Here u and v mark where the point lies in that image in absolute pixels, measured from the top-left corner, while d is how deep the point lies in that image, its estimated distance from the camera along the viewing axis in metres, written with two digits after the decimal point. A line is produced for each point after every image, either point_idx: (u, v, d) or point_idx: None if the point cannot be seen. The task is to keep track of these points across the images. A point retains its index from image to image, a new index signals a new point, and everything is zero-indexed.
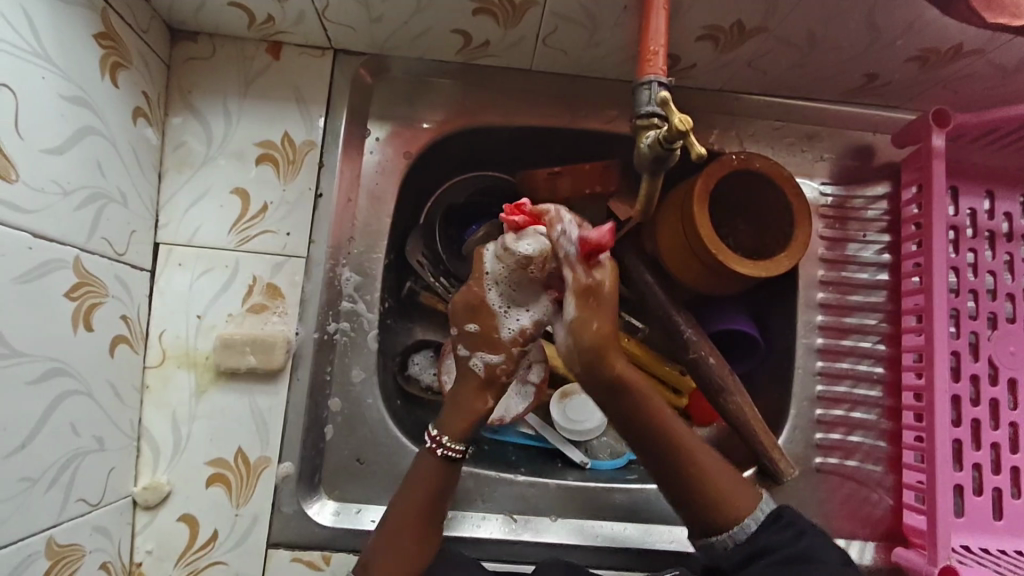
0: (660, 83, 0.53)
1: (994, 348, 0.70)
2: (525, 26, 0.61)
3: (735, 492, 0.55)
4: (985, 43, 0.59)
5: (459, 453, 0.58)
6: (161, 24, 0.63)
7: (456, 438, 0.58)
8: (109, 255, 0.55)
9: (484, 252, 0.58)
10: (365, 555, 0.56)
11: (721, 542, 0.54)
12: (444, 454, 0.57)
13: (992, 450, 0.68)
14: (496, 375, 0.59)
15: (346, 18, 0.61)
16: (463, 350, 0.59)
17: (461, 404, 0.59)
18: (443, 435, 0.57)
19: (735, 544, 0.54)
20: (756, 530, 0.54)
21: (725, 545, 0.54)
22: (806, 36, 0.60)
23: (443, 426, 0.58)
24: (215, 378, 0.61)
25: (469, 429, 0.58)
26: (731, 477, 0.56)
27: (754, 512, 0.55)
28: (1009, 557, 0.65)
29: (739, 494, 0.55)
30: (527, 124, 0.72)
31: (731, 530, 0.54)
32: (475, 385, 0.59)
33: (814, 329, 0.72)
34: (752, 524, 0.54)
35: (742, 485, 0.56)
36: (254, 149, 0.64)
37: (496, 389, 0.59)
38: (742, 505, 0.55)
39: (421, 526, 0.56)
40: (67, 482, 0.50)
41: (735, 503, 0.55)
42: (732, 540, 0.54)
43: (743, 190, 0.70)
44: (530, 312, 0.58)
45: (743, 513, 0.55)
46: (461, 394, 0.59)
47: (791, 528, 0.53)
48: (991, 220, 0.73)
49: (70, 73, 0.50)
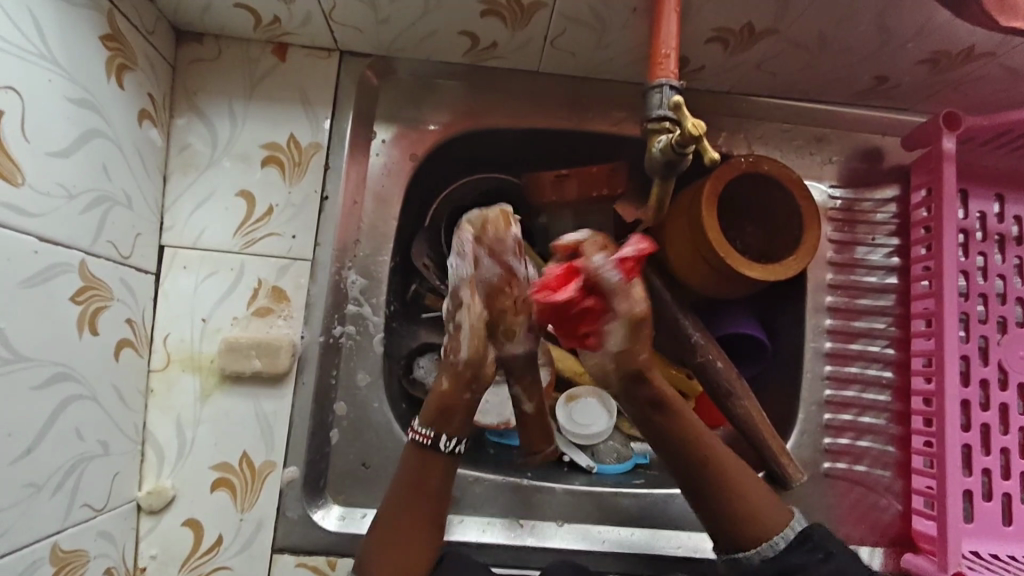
0: (672, 87, 0.52)
1: (1004, 352, 0.69)
2: (533, 28, 0.61)
3: (766, 509, 0.55)
4: (997, 46, 0.59)
5: (428, 439, 0.56)
6: (166, 25, 0.62)
7: (426, 422, 0.56)
8: (114, 258, 0.55)
9: None
10: (362, 552, 0.55)
11: (746, 558, 0.54)
12: (412, 438, 0.56)
13: (1001, 455, 0.67)
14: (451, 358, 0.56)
15: (353, 19, 0.61)
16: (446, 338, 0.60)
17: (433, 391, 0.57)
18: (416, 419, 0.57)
19: (761, 560, 0.53)
20: (783, 548, 0.53)
21: (750, 560, 0.54)
22: (816, 39, 0.60)
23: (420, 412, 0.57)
24: (220, 382, 0.61)
25: (434, 414, 0.56)
26: (763, 492, 0.56)
27: (783, 530, 0.54)
28: (1019, 564, 0.64)
29: (770, 510, 0.55)
30: (533, 126, 0.71)
31: (758, 545, 0.54)
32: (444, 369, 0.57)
33: (823, 333, 0.71)
34: (781, 541, 0.54)
35: (772, 501, 0.56)
36: (259, 150, 0.64)
37: (455, 374, 0.56)
38: (771, 521, 0.54)
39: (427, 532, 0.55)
40: (72, 487, 0.50)
41: (765, 518, 0.54)
42: (759, 556, 0.53)
43: (752, 193, 0.69)
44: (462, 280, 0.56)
45: (773, 530, 0.54)
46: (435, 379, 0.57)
47: (818, 551, 0.52)
48: (1000, 223, 0.72)
49: (76, 75, 0.50)
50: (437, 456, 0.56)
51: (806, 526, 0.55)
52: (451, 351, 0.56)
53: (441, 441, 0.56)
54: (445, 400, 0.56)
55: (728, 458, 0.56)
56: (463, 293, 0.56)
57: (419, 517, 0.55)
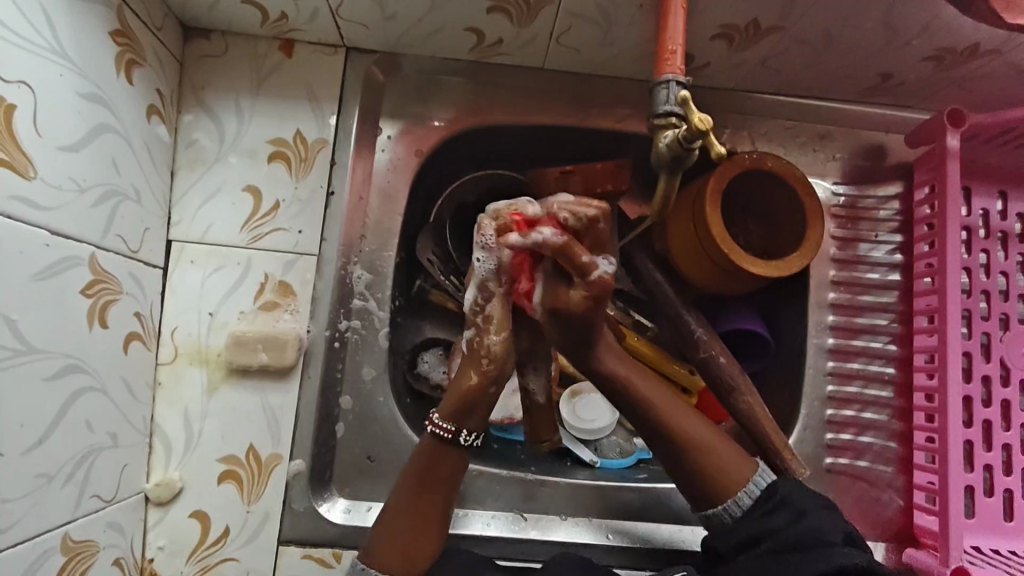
0: (679, 82, 0.53)
1: (1006, 349, 0.69)
2: (538, 25, 0.61)
3: (729, 464, 0.55)
4: (1001, 44, 0.59)
5: (453, 433, 0.55)
6: (174, 22, 0.63)
7: (448, 416, 0.55)
8: (123, 252, 0.55)
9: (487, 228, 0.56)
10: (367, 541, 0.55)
11: (717, 514, 0.55)
12: (434, 432, 0.55)
13: (1003, 451, 0.68)
14: (476, 349, 0.54)
15: (360, 16, 0.61)
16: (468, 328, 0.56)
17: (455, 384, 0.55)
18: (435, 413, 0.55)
19: (731, 518, 0.54)
20: (750, 505, 0.54)
21: (721, 516, 0.55)
22: (821, 36, 0.60)
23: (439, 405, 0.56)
24: (227, 375, 0.61)
25: (458, 407, 0.54)
26: (723, 446, 0.56)
27: (748, 486, 0.55)
28: (1019, 559, 0.65)
29: (733, 465, 0.55)
30: (538, 123, 0.72)
31: (725, 503, 0.55)
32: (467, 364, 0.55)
33: (826, 329, 0.71)
34: (746, 498, 0.54)
35: (739, 456, 0.56)
36: (265, 146, 0.64)
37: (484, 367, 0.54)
38: (737, 477, 0.55)
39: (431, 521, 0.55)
40: (82, 478, 0.51)
41: (729, 474, 0.55)
42: (728, 514, 0.55)
43: (755, 190, 0.70)
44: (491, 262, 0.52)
45: (739, 483, 0.55)
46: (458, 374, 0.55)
47: (802, 514, 0.52)
48: (1003, 221, 0.72)
49: (87, 71, 0.50)
50: (454, 450, 0.56)
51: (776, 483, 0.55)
52: (474, 347, 0.54)
53: (463, 436, 0.55)
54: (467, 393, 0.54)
55: (685, 418, 0.56)
56: (492, 284, 0.53)
57: (424, 516, 0.55)
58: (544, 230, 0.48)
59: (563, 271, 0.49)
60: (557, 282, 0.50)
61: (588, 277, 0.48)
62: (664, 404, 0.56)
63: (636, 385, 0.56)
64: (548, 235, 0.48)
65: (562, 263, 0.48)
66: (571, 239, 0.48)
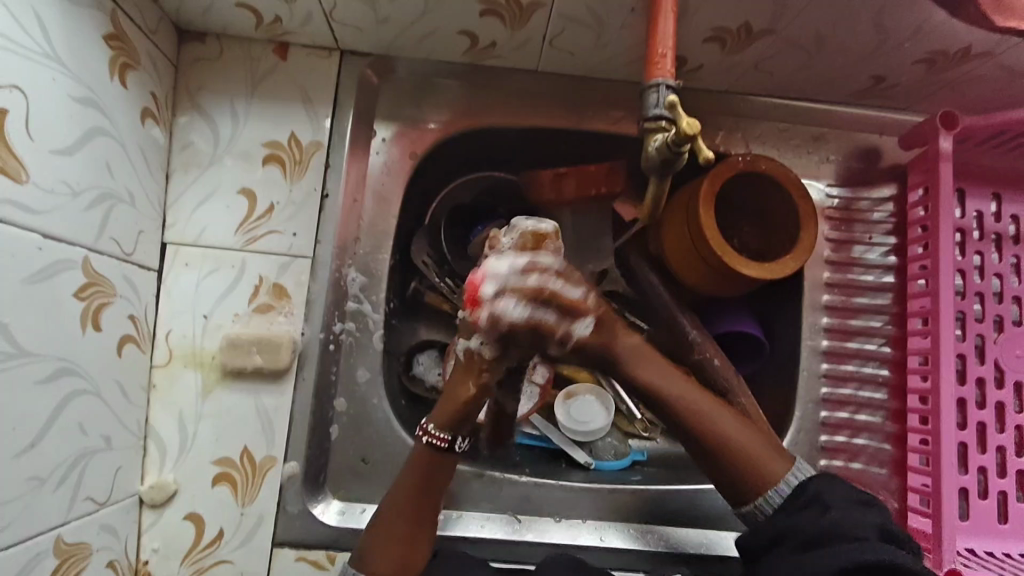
0: (668, 86, 0.52)
1: (1000, 351, 0.69)
2: (532, 27, 0.61)
3: (761, 458, 0.54)
4: (993, 46, 0.59)
5: (446, 443, 0.56)
6: (168, 25, 0.63)
7: (442, 426, 0.56)
8: (117, 255, 0.56)
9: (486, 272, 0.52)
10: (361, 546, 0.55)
11: (752, 512, 0.54)
12: (429, 441, 0.56)
13: (997, 453, 0.68)
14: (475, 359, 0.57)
15: (353, 18, 0.61)
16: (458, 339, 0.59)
17: (450, 395, 0.57)
18: (430, 422, 0.56)
19: (764, 517, 0.53)
20: (783, 502, 0.53)
21: (757, 516, 0.53)
22: (814, 38, 0.60)
23: (432, 415, 0.57)
24: (222, 378, 0.62)
25: (456, 419, 0.56)
26: (759, 445, 0.55)
27: (779, 484, 0.53)
28: (1012, 561, 0.65)
29: (767, 459, 0.54)
30: (533, 125, 0.72)
31: (758, 501, 0.53)
32: (461, 375, 0.57)
33: (820, 331, 0.71)
34: (777, 497, 0.53)
35: (770, 452, 0.54)
36: (261, 149, 0.65)
37: (481, 379, 0.57)
38: (770, 471, 0.53)
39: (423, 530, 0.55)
40: (75, 481, 0.51)
41: (764, 472, 0.53)
42: (760, 513, 0.53)
43: (752, 192, 0.70)
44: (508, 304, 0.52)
45: (774, 480, 0.53)
46: (453, 383, 0.58)
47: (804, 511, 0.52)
48: (997, 223, 0.72)
49: (80, 74, 0.50)
50: (450, 457, 0.57)
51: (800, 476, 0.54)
52: (470, 360, 0.57)
53: (458, 444, 0.56)
54: (457, 396, 0.56)
55: (717, 413, 0.55)
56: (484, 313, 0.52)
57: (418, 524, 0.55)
58: (512, 309, 0.51)
59: (538, 337, 0.53)
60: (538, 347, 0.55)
61: (569, 340, 0.54)
62: (693, 401, 0.55)
63: (689, 405, 0.55)
64: (517, 317, 0.52)
65: (535, 334, 0.53)
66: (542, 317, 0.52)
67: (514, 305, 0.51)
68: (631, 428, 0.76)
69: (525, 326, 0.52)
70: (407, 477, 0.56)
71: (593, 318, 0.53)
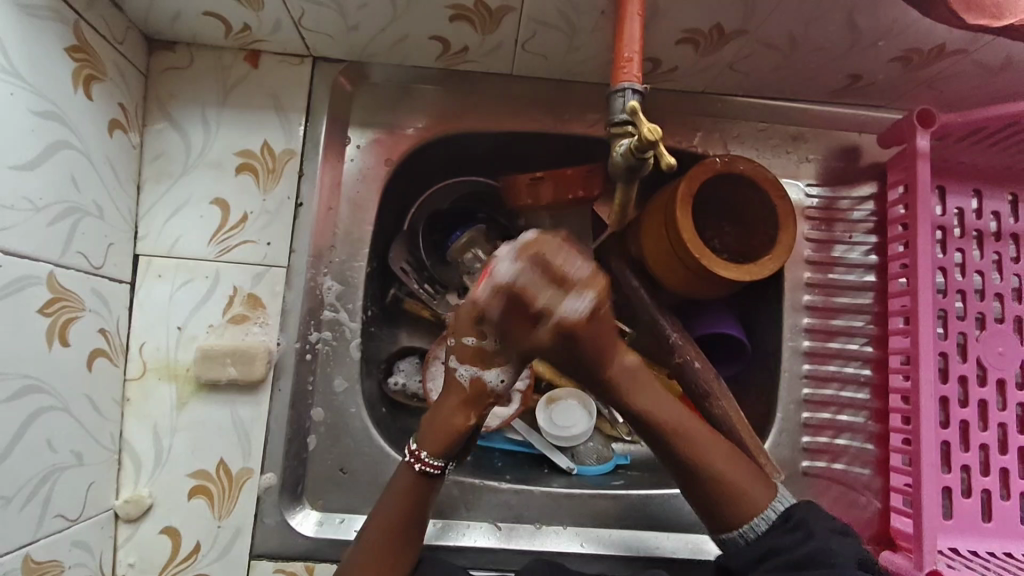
0: (635, 91, 0.51)
1: (982, 349, 0.69)
2: (503, 32, 0.61)
3: (743, 487, 0.55)
4: (967, 44, 0.58)
5: (436, 469, 0.56)
6: (137, 33, 0.62)
7: (434, 456, 0.56)
8: (85, 268, 0.55)
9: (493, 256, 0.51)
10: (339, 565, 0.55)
11: (732, 539, 0.54)
12: (422, 470, 0.56)
13: (980, 452, 0.68)
14: (483, 390, 0.56)
15: (323, 26, 0.61)
16: (450, 360, 0.57)
17: (442, 419, 0.56)
18: (422, 451, 0.56)
19: (746, 542, 0.54)
20: (766, 529, 0.53)
21: (736, 542, 0.54)
22: (787, 39, 0.60)
23: (422, 441, 0.56)
24: (196, 390, 0.61)
25: (449, 446, 0.56)
26: (743, 474, 0.55)
27: (765, 511, 0.54)
28: (996, 560, 0.65)
29: (748, 488, 0.55)
30: (508, 129, 0.71)
31: (741, 528, 0.54)
32: (459, 401, 0.56)
33: (801, 331, 0.71)
34: (762, 523, 0.54)
35: (753, 480, 0.55)
36: (233, 158, 0.64)
37: (480, 409, 0.56)
38: (752, 499, 0.54)
39: (398, 556, 0.55)
40: (44, 497, 0.50)
41: (747, 499, 0.54)
42: (743, 538, 0.54)
43: (730, 194, 0.69)
44: (507, 267, 0.49)
45: (757, 509, 0.54)
46: (449, 408, 0.56)
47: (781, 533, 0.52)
48: (978, 219, 0.72)
49: (41, 88, 0.50)
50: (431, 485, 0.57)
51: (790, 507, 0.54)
52: (478, 393, 0.56)
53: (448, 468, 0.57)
54: (455, 426, 0.56)
55: (695, 431, 0.56)
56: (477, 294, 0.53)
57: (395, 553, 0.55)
58: (506, 268, 0.49)
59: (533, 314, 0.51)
60: (519, 319, 0.51)
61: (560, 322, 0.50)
62: (671, 416, 0.55)
63: (666, 422, 0.55)
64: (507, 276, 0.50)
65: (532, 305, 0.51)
66: (530, 281, 0.49)
67: (505, 266, 0.49)
68: (614, 432, 0.75)
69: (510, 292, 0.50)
70: (391, 499, 0.56)
71: (588, 297, 0.49)
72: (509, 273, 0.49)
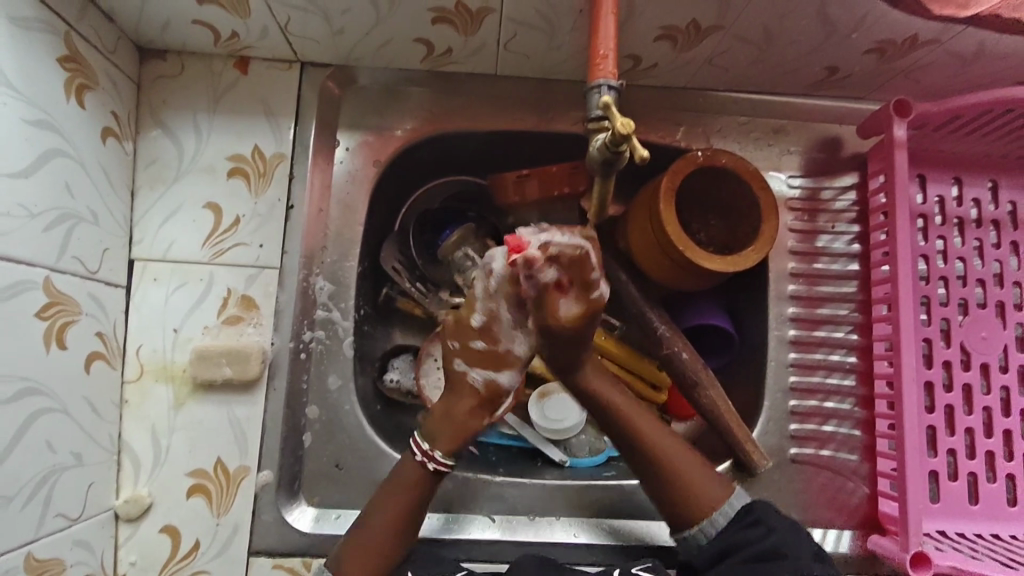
0: (610, 87, 0.53)
1: (965, 334, 0.70)
2: (485, 32, 0.62)
3: (700, 485, 0.57)
4: (939, 34, 0.60)
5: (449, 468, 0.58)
6: (128, 43, 0.64)
7: (450, 453, 0.57)
8: (81, 273, 0.56)
9: (523, 232, 0.53)
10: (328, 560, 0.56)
11: (693, 537, 0.56)
12: (435, 468, 0.57)
13: (966, 435, 0.69)
14: (494, 391, 0.57)
15: (309, 31, 0.62)
16: (460, 362, 0.57)
17: (455, 420, 0.57)
18: (436, 450, 0.57)
19: (707, 539, 0.55)
20: (725, 524, 0.55)
21: (696, 539, 0.56)
22: (762, 33, 0.61)
23: (437, 441, 0.57)
24: (193, 390, 0.62)
25: (462, 445, 0.58)
26: (702, 474, 0.58)
27: (724, 507, 0.56)
28: (984, 541, 0.66)
29: (707, 486, 0.57)
30: (494, 129, 0.73)
31: (700, 524, 0.56)
32: (474, 402, 0.57)
33: (787, 321, 0.72)
34: (721, 519, 0.55)
35: (711, 480, 0.57)
36: (225, 162, 0.65)
37: (489, 408, 0.58)
38: (711, 497, 0.56)
39: (384, 550, 0.56)
40: (45, 496, 0.52)
41: (706, 496, 0.56)
42: (703, 535, 0.56)
43: (711, 189, 0.71)
44: (564, 238, 0.52)
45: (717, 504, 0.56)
46: (458, 408, 0.57)
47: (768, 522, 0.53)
48: (959, 207, 0.73)
49: (34, 98, 0.51)
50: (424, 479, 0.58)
51: (748, 502, 0.56)
52: (489, 391, 0.57)
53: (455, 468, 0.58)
54: (471, 423, 0.58)
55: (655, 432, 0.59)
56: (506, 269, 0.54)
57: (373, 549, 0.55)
58: (559, 240, 0.51)
59: (565, 290, 0.53)
60: (554, 296, 0.53)
61: (594, 304, 0.53)
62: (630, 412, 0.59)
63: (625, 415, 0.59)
64: (560, 248, 0.51)
65: (569, 280, 0.52)
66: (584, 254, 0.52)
67: (561, 237, 0.52)
68: None
69: (568, 260, 0.52)
70: (387, 493, 0.57)
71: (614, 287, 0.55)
72: (566, 245, 0.51)
